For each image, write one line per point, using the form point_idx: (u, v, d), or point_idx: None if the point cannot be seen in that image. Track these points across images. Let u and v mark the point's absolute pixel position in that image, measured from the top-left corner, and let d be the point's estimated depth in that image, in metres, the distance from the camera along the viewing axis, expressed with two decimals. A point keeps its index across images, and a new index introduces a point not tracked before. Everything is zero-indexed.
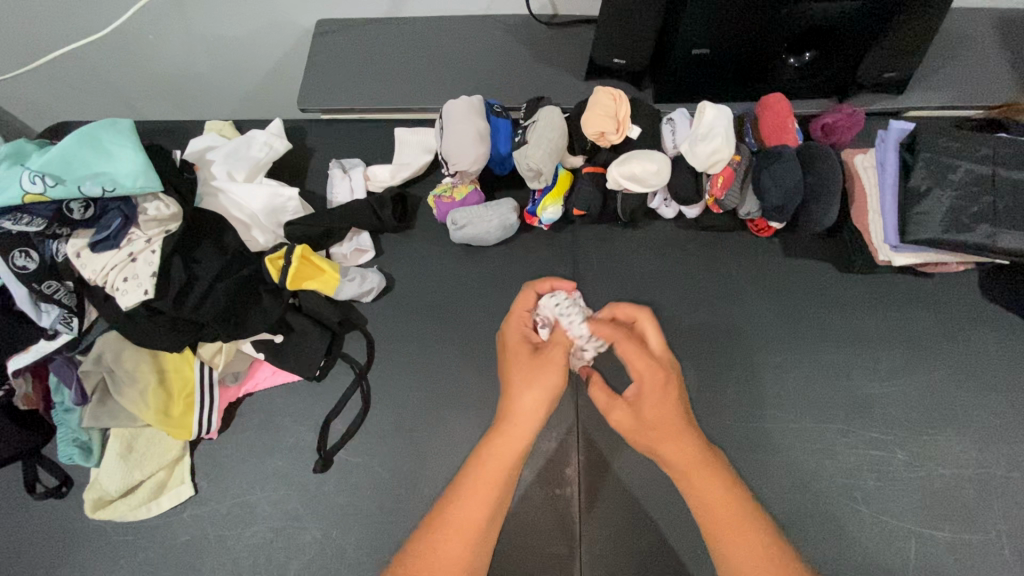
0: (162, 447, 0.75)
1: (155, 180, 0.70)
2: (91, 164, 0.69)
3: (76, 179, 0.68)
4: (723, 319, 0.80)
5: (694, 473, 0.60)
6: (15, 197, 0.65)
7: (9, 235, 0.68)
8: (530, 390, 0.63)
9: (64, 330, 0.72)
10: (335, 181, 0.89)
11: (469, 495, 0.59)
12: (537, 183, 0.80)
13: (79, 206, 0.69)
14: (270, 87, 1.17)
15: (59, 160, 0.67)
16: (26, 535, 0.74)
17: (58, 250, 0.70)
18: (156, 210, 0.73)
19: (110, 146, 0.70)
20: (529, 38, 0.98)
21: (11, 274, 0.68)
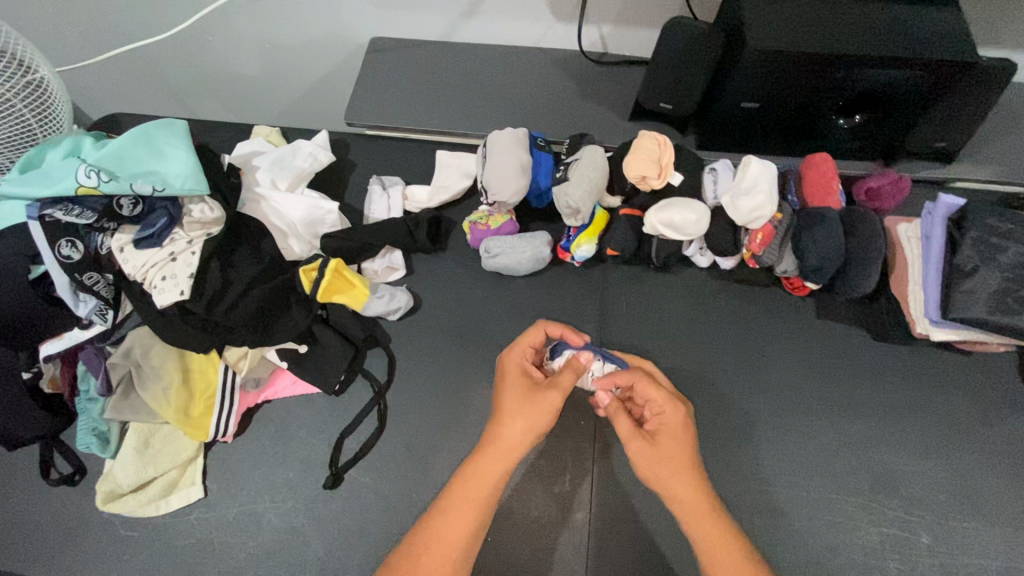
0: (178, 446, 0.75)
1: (203, 182, 0.72)
2: (143, 164, 0.71)
3: (128, 177, 0.70)
4: (749, 376, 0.79)
5: (694, 521, 0.62)
6: (69, 188, 0.68)
7: (58, 224, 0.69)
8: (519, 426, 0.65)
9: (99, 321, 0.73)
10: (373, 198, 0.92)
11: (454, 513, 0.62)
12: (574, 220, 0.81)
13: (129, 202, 0.71)
14: (318, 96, 1.20)
15: (111, 156, 0.70)
16: (36, 520, 0.74)
17: (103, 242, 0.72)
18: (202, 213, 0.74)
19: (161, 147, 0.73)
20: (576, 74, 1.00)
21: (55, 263, 0.69)
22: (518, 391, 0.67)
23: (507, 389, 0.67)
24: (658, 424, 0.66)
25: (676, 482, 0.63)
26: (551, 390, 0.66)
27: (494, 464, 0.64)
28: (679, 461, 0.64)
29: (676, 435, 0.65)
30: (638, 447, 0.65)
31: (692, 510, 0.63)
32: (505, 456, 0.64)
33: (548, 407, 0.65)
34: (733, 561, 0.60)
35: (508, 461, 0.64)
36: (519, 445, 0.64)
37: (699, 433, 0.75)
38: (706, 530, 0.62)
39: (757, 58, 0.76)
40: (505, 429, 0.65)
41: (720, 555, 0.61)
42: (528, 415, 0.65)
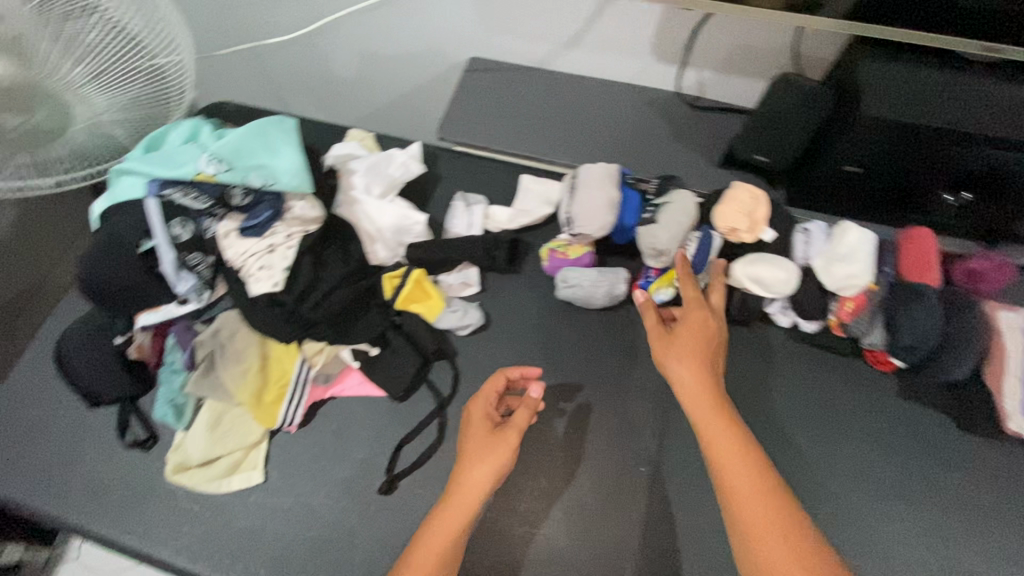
0: (245, 429, 0.78)
1: (307, 181, 0.76)
2: (257, 158, 0.76)
3: (243, 170, 0.75)
4: (819, 446, 0.76)
5: (706, 428, 0.65)
6: (190, 172, 0.74)
7: (176, 205, 0.74)
8: (483, 469, 0.66)
9: (194, 300, 0.76)
10: (456, 213, 0.94)
11: (438, 531, 0.64)
12: (656, 261, 0.80)
13: (239, 192, 0.75)
14: (409, 105, 1.24)
15: (230, 148, 0.75)
16: (108, 477, 0.78)
17: (210, 226, 0.75)
18: (303, 210, 0.77)
19: (274, 143, 0.77)
20: (669, 114, 1.00)
21: (166, 241, 0.73)
22: (477, 429, 0.70)
23: (472, 429, 0.70)
24: (687, 329, 0.71)
25: (684, 375, 0.69)
26: (506, 429, 0.69)
27: (462, 508, 0.65)
28: (706, 393, 0.67)
29: (700, 334, 0.71)
30: (657, 328, 0.73)
31: (700, 409, 0.67)
32: (472, 497, 0.66)
33: (507, 445, 0.67)
34: (744, 473, 0.62)
35: (474, 502, 0.66)
36: (479, 490, 0.66)
37: None
38: (720, 441, 0.64)
39: (872, 121, 0.75)
40: (471, 471, 0.66)
41: (735, 469, 0.62)
42: (488, 460, 0.67)
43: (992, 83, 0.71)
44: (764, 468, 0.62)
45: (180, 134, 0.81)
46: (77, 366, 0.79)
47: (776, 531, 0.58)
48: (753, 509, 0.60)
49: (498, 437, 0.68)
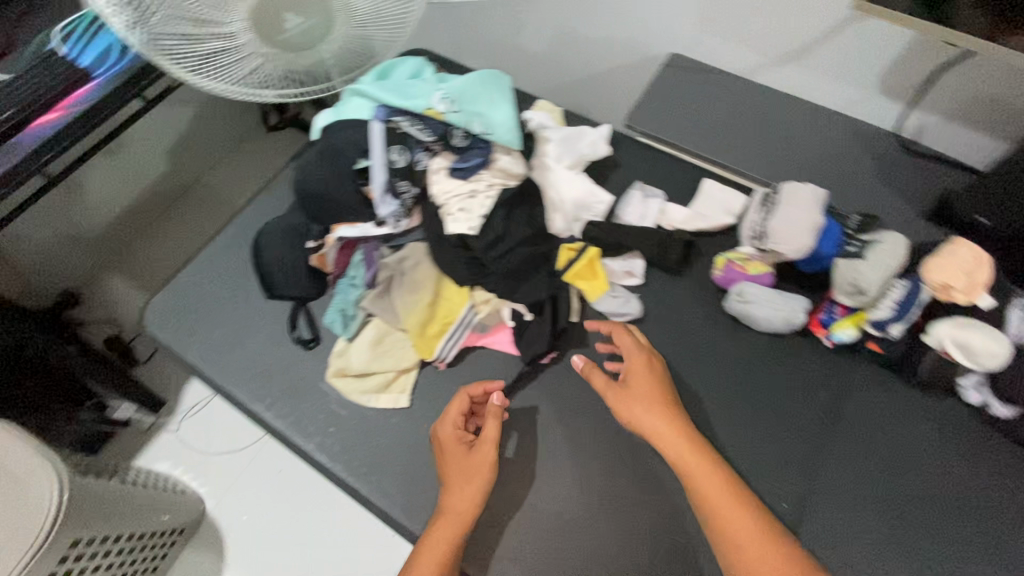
0: (403, 353, 0.81)
1: (520, 139, 0.79)
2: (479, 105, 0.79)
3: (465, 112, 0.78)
4: (985, 538, 0.70)
5: (683, 464, 0.67)
6: (418, 106, 0.77)
7: (399, 132, 0.78)
8: (463, 485, 0.71)
9: (390, 225, 0.81)
10: (633, 202, 0.92)
11: (430, 554, 0.67)
12: (849, 298, 0.75)
13: (460, 134, 0.78)
14: (587, 87, 1.25)
15: (457, 91, 0.78)
16: (271, 364, 0.85)
17: (421, 159, 0.79)
18: (512, 166, 0.81)
19: (495, 96, 0.81)
20: (876, 152, 0.94)
21: (383, 163, 0.77)
22: (454, 454, 0.73)
23: (446, 456, 0.73)
24: (631, 364, 0.75)
25: (648, 418, 0.70)
26: (483, 446, 0.72)
27: (452, 525, 0.69)
28: (664, 408, 0.71)
29: (646, 375, 0.74)
30: (614, 392, 0.73)
31: (677, 451, 0.68)
32: (462, 516, 0.69)
33: (484, 459, 0.72)
34: (721, 496, 0.65)
35: (464, 518, 0.69)
36: (471, 503, 0.70)
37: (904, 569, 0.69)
38: (709, 479, 0.66)
39: None
40: (456, 496, 0.70)
41: (712, 499, 0.65)
42: (468, 479, 0.71)
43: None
44: (736, 485, 0.66)
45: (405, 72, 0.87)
46: (270, 257, 0.86)
47: (767, 557, 0.61)
48: (740, 536, 0.62)
49: (470, 455, 0.72)
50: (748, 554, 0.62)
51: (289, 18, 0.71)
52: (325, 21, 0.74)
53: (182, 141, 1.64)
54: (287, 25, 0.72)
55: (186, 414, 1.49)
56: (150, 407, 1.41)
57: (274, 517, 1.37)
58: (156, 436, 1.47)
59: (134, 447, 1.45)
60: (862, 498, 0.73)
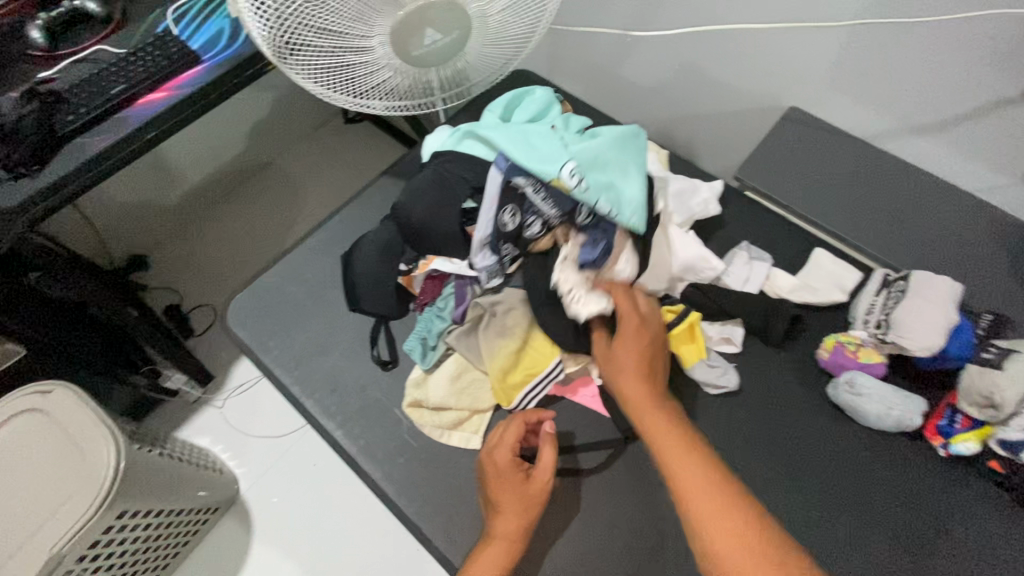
0: (480, 394, 0.79)
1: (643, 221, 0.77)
2: (611, 179, 0.76)
3: (600, 187, 0.74)
4: None
5: (645, 414, 0.66)
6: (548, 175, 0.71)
7: (517, 196, 0.75)
8: (513, 513, 0.67)
9: (484, 281, 0.78)
10: (736, 262, 0.88)
11: None
12: (976, 410, 0.69)
13: (584, 213, 0.76)
14: (687, 128, 1.21)
15: (587, 162, 0.74)
16: (345, 379, 0.84)
17: (533, 226, 0.77)
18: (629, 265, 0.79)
19: (625, 170, 0.77)
20: (1010, 244, 0.86)
21: (492, 221, 0.74)
22: (512, 479, 0.69)
23: (495, 479, 0.70)
24: (624, 336, 0.71)
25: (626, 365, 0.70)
26: (539, 474, 0.69)
27: (498, 557, 0.65)
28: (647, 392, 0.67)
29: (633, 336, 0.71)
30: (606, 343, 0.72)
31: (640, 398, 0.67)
32: (508, 543, 0.66)
33: (541, 489, 0.68)
34: (683, 454, 0.61)
35: (510, 549, 0.66)
36: (523, 531, 0.67)
37: None
38: (665, 428, 0.64)
39: None
40: (503, 524, 0.67)
41: (668, 448, 0.62)
42: (520, 511, 0.67)
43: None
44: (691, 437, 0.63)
45: (529, 109, 0.80)
46: (360, 273, 0.84)
47: (741, 530, 0.55)
48: (695, 490, 0.58)
49: (526, 488, 0.69)
50: (685, 492, 0.58)
51: (429, 35, 0.75)
52: (456, 43, 0.79)
53: (265, 120, 1.68)
54: (424, 40, 0.76)
55: (233, 391, 1.51)
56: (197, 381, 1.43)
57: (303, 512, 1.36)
58: (201, 409, 1.48)
59: (179, 416, 1.47)
60: None
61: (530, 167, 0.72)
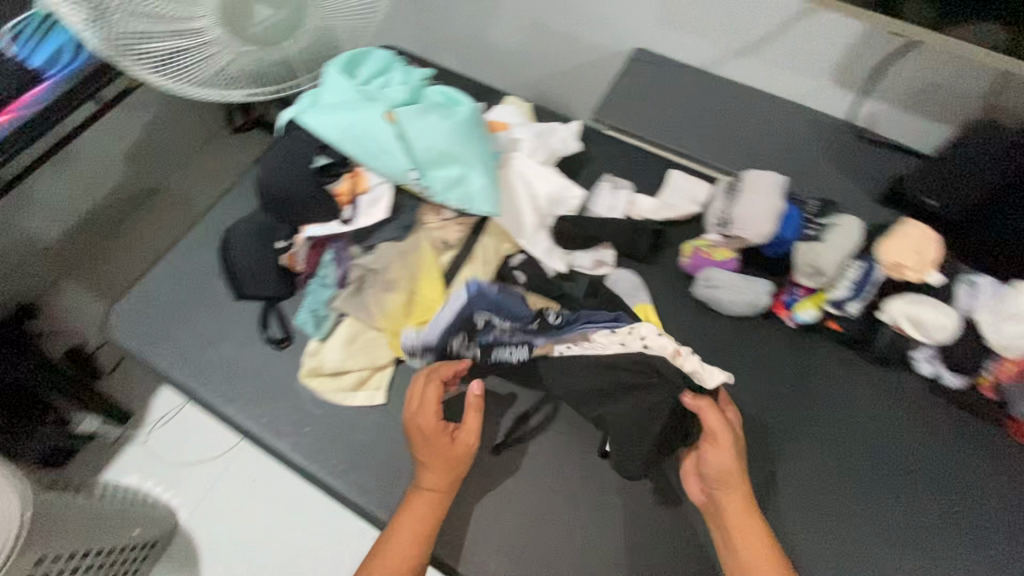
0: (377, 351, 0.81)
1: (497, 206, 0.77)
2: (456, 172, 0.76)
3: (445, 181, 0.76)
4: (941, 501, 0.74)
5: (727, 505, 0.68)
6: (394, 176, 0.76)
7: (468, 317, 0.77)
8: (438, 474, 0.71)
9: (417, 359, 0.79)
10: (602, 193, 0.95)
11: (397, 533, 0.70)
12: (809, 280, 0.78)
13: (553, 314, 0.79)
14: (555, 82, 1.26)
15: (429, 156, 0.75)
16: (244, 365, 0.84)
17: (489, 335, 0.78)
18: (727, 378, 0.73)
19: (474, 153, 0.77)
20: (833, 140, 0.97)
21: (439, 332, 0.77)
22: (437, 438, 0.71)
23: (421, 444, 0.72)
24: (732, 466, 0.68)
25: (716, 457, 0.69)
26: (466, 434, 0.73)
27: (427, 509, 0.70)
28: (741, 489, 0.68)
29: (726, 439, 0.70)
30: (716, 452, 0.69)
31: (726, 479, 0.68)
32: (437, 501, 0.71)
33: (464, 448, 0.72)
34: (756, 552, 0.66)
35: (438, 503, 0.71)
36: (447, 487, 0.71)
37: (867, 532, 0.72)
38: (749, 532, 0.66)
39: None
40: (428, 481, 0.71)
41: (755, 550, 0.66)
42: (445, 470, 0.71)
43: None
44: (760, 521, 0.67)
45: (379, 93, 0.79)
46: (239, 258, 0.85)
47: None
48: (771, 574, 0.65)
49: (448, 449, 0.72)
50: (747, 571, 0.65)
51: (258, 12, 0.75)
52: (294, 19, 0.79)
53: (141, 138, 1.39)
54: (255, 20, 0.75)
55: (154, 425, 1.37)
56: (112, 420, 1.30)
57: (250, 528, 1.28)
58: (122, 449, 1.35)
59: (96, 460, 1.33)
60: (829, 474, 0.75)
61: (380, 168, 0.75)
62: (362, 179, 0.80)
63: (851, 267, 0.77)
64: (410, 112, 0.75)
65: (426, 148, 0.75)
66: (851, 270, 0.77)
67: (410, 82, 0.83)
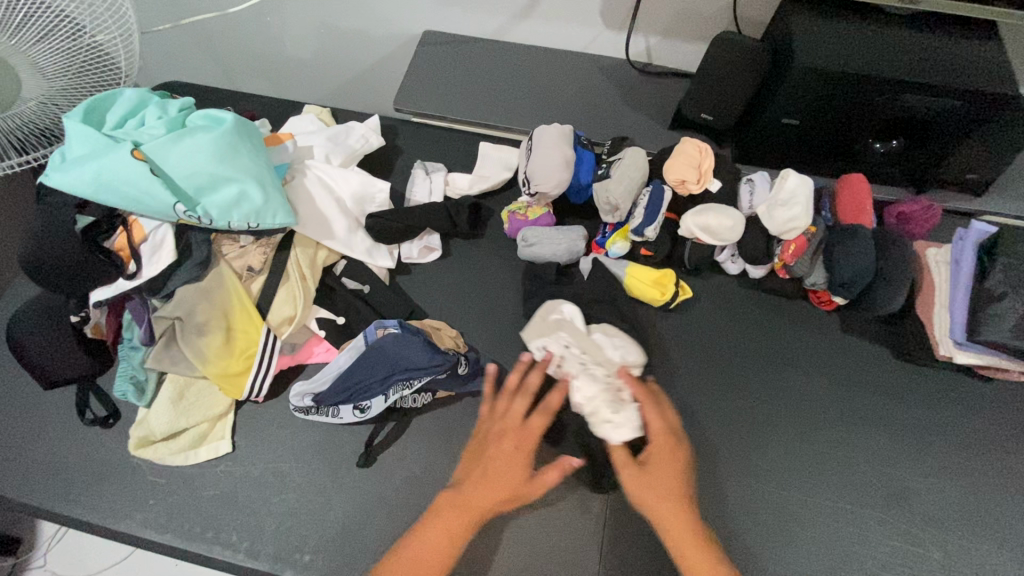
0: (211, 401, 0.77)
1: (291, 217, 0.78)
2: (234, 192, 0.75)
3: (223, 204, 0.74)
4: (772, 382, 0.81)
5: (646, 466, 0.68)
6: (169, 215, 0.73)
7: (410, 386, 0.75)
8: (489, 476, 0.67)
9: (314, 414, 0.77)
10: (416, 181, 0.94)
11: (428, 544, 0.64)
12: (610, 217, 0.83)
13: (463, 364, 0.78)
14: (365, 83, 1.24)
15: (201, 185, 0.74)
16: (69, 457, 0.77)
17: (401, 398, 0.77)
18: (572, 352, 0.74)
19: (246, 169, 0.76)
20: (621, 79, 1.03)
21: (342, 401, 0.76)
22: (512, 459, 0.67)
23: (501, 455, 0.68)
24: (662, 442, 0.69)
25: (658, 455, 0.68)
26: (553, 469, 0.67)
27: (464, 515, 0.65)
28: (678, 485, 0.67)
29: (668, 451, 0.68)
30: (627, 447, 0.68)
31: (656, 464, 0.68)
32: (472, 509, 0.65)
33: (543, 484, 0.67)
34: (673, 512, 0.65)
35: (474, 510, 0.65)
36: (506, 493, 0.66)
37: (717, 429, 0.78)
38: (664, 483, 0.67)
39: (805, 64, 0.78)
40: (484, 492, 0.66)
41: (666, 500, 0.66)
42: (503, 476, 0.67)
43: (883, 34, 0.80)
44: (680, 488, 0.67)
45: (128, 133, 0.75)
46: (29, 347, 0.77)
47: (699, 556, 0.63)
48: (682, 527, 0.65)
49: (530, 476, 0.67)
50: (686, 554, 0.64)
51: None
52: (10, 81, 0.71)
53: None
54: None
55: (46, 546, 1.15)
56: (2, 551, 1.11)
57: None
58: None
59: None
60: (671, 387, 0.80)
61: (150, 210, 0.72)
62: (137, 229, 0.76)
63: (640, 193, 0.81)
64: (161, 145, 0.73)
65: (194, 180, 0.73)
66: (642, 197, 0.82)
67: (167, 114, 0.79)
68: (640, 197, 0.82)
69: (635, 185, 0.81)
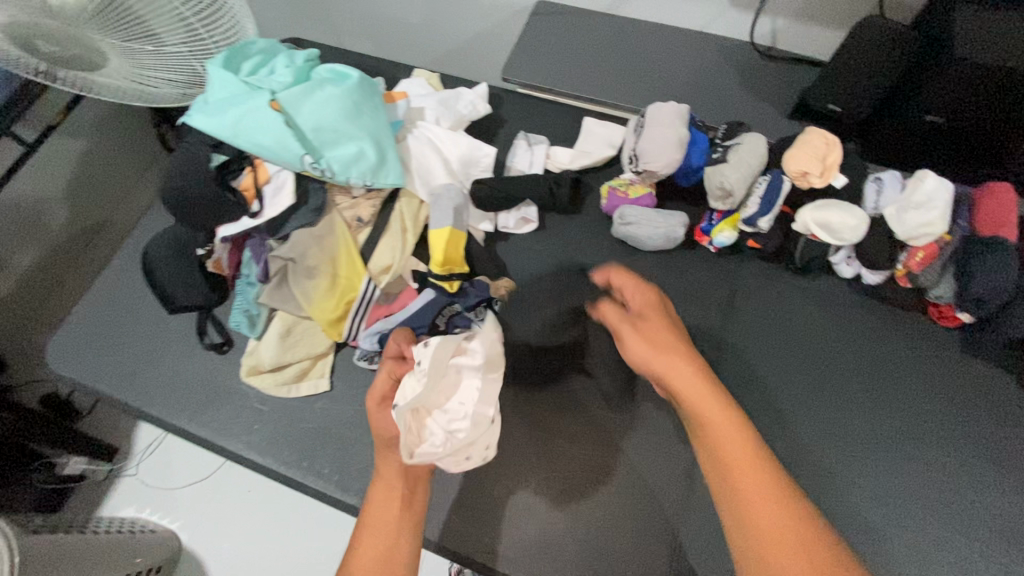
0: (314, 340, 0.82)
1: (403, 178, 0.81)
2: (354, 150, 0.78)
3: (343, 160, 0.78)
4: (875, 393, 0.76)
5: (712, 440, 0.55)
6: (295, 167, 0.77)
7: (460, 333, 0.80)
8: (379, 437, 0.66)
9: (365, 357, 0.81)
10: (518, 151, 0.94)
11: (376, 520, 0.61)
12: (721, 203, 0.80)
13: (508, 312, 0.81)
14: (470, 53, 1.25)
15: (326, 139, 0.78)
16: (188, 375, 0.84)
17: None
18: (417, 382, 0.65)
19: (367, 129, 0.80)
20: (740, 64, 0.98)
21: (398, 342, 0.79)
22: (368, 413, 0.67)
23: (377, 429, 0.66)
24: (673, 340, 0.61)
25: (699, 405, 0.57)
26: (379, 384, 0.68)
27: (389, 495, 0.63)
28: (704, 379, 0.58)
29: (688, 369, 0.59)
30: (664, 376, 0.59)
31: (717, 440, 0.55)
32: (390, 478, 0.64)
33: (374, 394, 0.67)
34: (755, 486, 0.52)
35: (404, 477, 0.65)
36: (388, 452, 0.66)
37: (811, 433, 0.74)
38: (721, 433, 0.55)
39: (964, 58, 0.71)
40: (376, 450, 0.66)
41: (751, 483, 0.52)
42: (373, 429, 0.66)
43: None
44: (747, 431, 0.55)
45: (259, 81, 0.79)
46: (158, 272, 0.85)
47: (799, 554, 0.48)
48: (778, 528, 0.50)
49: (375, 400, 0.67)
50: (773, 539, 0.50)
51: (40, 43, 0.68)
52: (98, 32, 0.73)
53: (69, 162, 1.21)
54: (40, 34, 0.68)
55: (143, 454, 1.27)
56: (104, 456, 1.23)
57: (269, 537, 1.20)
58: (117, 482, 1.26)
59: (92, 500, 1.25)
60: (764, 385, 0.77)
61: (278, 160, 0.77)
62: (263, 170, 0.81)
63: (755, 176, 0.78)
64: (294, 96, 0.77)
65: (319, 133, 0.77)
66: (758, 185, 0.78)
67: (293, 64, 0.83)
68: (756, 181, 0.79)
69: (750, 169, 0.78)
